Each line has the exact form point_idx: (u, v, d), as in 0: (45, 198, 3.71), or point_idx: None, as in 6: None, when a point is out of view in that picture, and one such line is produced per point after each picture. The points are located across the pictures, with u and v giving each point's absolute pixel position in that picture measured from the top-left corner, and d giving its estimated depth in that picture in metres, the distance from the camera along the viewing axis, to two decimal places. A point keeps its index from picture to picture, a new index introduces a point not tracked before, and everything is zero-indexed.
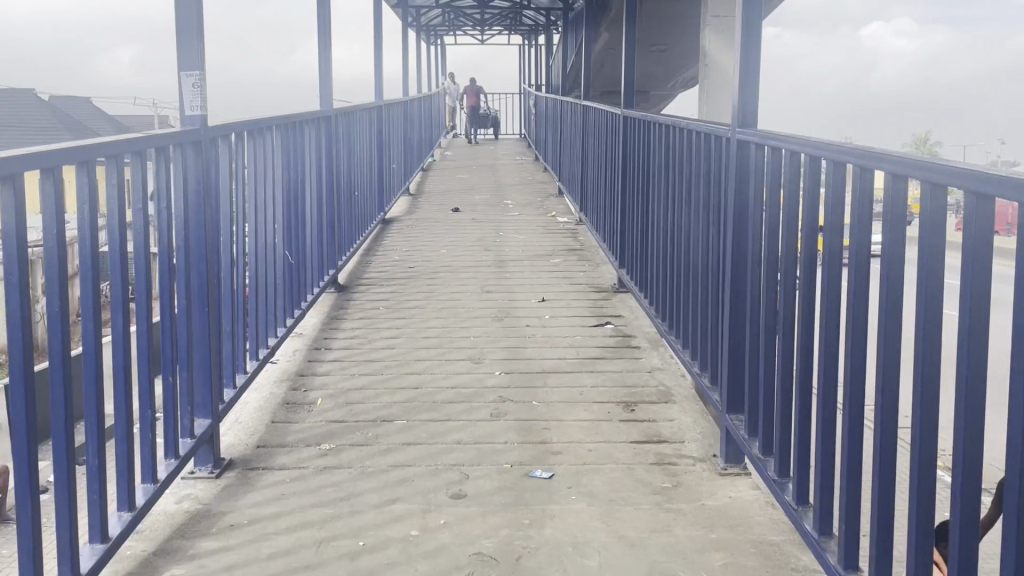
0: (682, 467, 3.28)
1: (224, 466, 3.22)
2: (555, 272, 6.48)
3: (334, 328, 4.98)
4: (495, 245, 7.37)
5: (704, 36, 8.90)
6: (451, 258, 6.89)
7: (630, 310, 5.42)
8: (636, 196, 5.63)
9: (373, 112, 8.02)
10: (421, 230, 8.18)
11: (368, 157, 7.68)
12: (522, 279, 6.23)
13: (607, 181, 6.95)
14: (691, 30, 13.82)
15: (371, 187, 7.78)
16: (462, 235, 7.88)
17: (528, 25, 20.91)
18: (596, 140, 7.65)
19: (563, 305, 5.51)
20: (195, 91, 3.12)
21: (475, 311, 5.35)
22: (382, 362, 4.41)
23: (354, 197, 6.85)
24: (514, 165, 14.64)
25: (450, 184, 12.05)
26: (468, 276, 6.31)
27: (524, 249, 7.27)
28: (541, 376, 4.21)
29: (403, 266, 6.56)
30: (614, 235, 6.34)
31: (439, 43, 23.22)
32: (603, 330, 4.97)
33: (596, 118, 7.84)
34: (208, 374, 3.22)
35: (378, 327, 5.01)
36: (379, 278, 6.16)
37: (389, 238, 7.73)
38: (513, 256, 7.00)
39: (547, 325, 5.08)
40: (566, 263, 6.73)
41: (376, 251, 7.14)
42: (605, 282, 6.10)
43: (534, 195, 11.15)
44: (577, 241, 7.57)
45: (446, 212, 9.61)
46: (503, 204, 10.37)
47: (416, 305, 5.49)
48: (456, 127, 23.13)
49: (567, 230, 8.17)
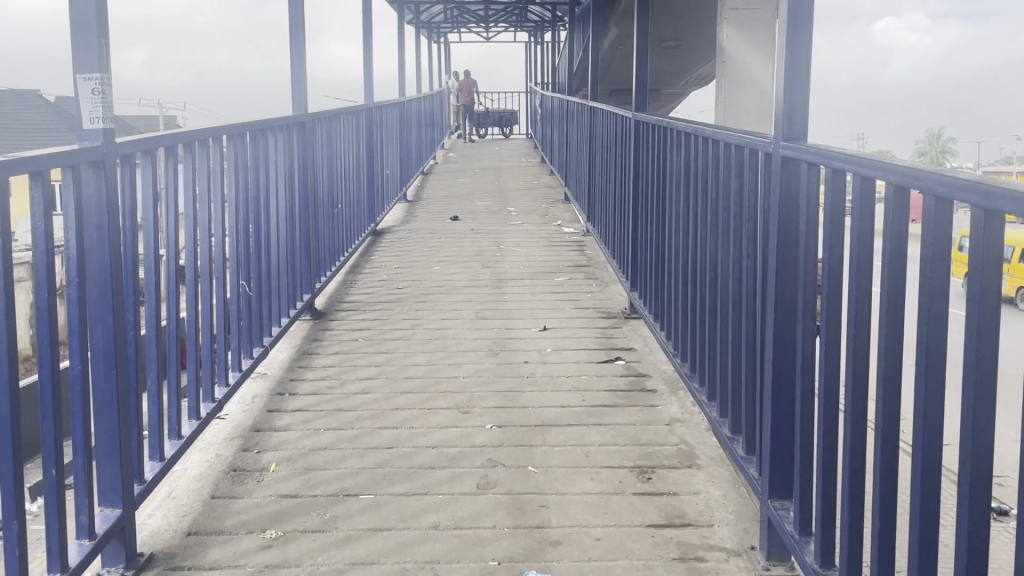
0: (712, 565, 2.64)
1: (138, 567, 2.63)
2: (559, 292, 5.82)
3: (303, 366, 4.34)
4: (493, 261, 6.72)
5: (721, 29, 8.20)
6: (444, 276, 6.24)
7: (644, 341, 4.75)
8: (648, 211, 4.98)
9: (362, 114, 7.37)
10: (415, 243, 7.54)
11: (357, 166, 7.05)
12: (522, 302, 5.57)
13: (615, 190, 6.32)
14: (705, 24, 13.11)
15: (359, 199, 7.14)
16: (459, 249, 7.22)
17: (534, 21, 20.22)
18: (604, 144, 6.99)
19: (567, 335, 4.84)
20: (96, 98, 2.51)
21: (467, 343, 4.69)
22: (353, 411, 3.76)
23: (337, 212, 6.21)
24: (518, 168, 13.97)
25: (450, 189, 11.39)
26: (461, 298, 5.66)
27: (526, 265, 6.61)
28: (540, 431, 3.56)
29: (390, 287, 5.92)
30: (624, 252, 5.68)
31: (443, 41, 22.56)
32: (612, 368, 4.31)
33: (603, 120, 7.18)
34: (116, 452, 2.59)
35: (354, 364, 4.36)
36: (362, 302, 5.52)
37: (380, 252, 7.09)
38: (514, 273, 6.34)
39: (548, 361, 4.42)
40: (571, 282, 6.07)
41: (363, 268, 6.50)
42: (615, 305, 5.44)
43: (539, 201, 10.48)
44: (584, 255, 6.91)
45: (444, 221, 8.95)
46: (505, 211, 9.71)
47: (401, 335, 4.83)
48: (460, 127, 22.46)
49: (574, 242, 7.51)
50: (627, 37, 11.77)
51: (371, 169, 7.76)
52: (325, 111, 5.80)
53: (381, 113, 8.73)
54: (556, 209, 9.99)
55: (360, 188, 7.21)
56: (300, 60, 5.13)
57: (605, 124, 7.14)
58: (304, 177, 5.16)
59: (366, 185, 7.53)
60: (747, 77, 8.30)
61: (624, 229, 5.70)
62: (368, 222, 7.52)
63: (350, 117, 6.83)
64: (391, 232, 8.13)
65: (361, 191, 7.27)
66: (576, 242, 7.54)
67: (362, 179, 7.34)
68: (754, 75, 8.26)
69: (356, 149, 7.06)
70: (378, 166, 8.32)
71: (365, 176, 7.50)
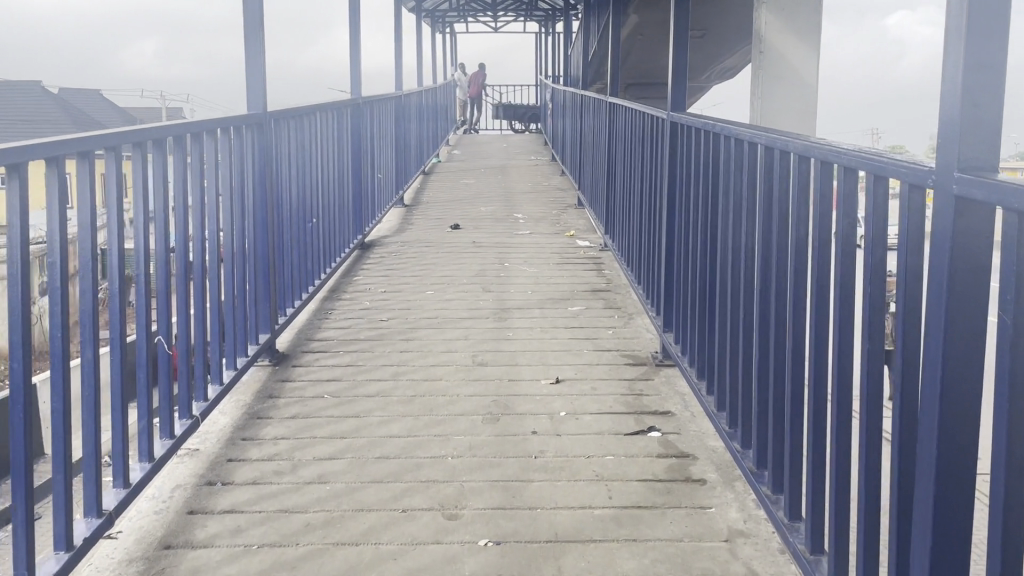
0: None
1: None
2: (574, 327, 4.84)
3: (248, 439, 3.37)
4: (497, 283, 5.73)
5: (759, 15, 7.20)
6: (437, 303, 5.27)
7: (682, 401, 3.77)
8: (686, 235, 4.03)
9: (347, 111, 6.39)
10: (407, 259, 6.55)
11: (340, 171, 6.09)
12: (528, 340, 4.60)
13: (641, 203, 5.34)
14: (730, 13, 12.08)
15: (342, 208, 6.15)
16: (457, 268, 6.23)
17: (545, 11, 19.14)
18: (626, 147, 6.00)
19: (586, 392, 3.86)
20: None
21: (459, 403, 3.72)
22: (302, 516, 2.81)
23: (311, 228, 5.24)
24: (527, 167, 12.98)
25: (452, 192, 10.40)
26: (456, 335, 4.68)
27: (534, 288, 5.63)
28: (552, 554, 2.59)
29: (370, 319, 4.95)
30: (653, 280, 4.72)
31: (450, 31, 21.59)
32: (645, 445, 3.33)
33: (623, 119, 6.19)
34: None
35: (314, 436, 3.40)
36: (335, 340, 4.56)
37: (366, 271, 6.12)
38: (519, 299, 5.36)
39: (563, 432, 3.45)
40: (588, 313, 5.08)
41: (343, 292, 5.52)
42: (641, 347, 4.46)
43: (550, 207, 9.48)
44: (603, 276, 5.93)
45: (443, 230, 7.98)
46: (512, 219, 8.72)
47: (377, 390, 3.86)
48: (467, 122, 21.42)
49: (589, 259, 6.52)
50: (648, 25, 10.75)
51: (359, 174, 6.80)
52: (296, 109, 4.86)
53: (374, 108, 7.75)
54: (568, 216, 8.98)
55: (343, 196, 6.23)
56: (259, 51, 4.16)
57: (625, 123, 6.15)
58: (265, 191, 4.20)
59: (353, 192, 6.57)
60: (788, 70, 7.26)
61: (654, 253, 4.73)
62: (352, 234, 6.53)
63: (331, 114, 5.87)
64: (381, 244, 7.15)
65: (344, 199, 6.29)
66: (592, 259, 6.56)
67: (347, 187, 6.38)
68: (796, 68, 7.22)
69: (340, 152, 6.11)
70: (367, 169, 7.34)
71: (352, 181, 6.54)
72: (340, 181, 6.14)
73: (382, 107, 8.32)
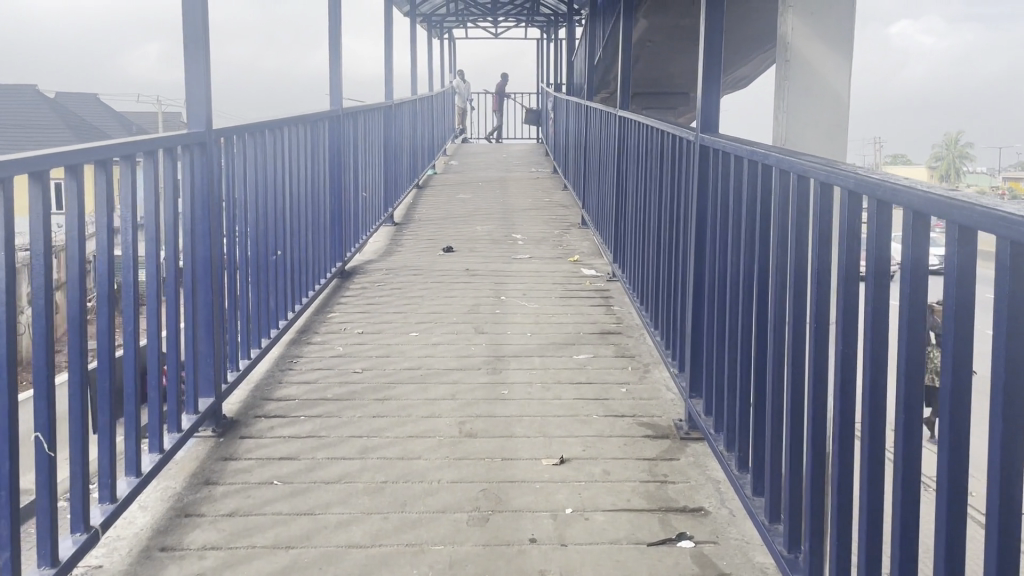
0: None
1: None
2: (581, 381, 4.11)
3: (167, 549, 2.66)
4: (491, 323, 5.00)
5: (785, 19, 6.49)
6: (421, 348, 4.54)
7: (716, 494, 3.02)
8: (712, 282, 3.33)
9: (324, 123, 5.66)
10: (391, 290, 5.82)
11: (316, 191, 5.38)
12: (527, 400, 3.87)
13: (655, 232, 4.63)
14: (745, 18, 11.38)
15: (317, 231, 5.41)
16: (448, 301, 5.50)
17: (546, 16, 18.41)
18: (637, 165, 5.29)
19: (597, 478, 3.12)
20: None
21: (440, 494, 3.00)
22: None
23: (276, 260, 4.53)
24: (527, 181, 12.25)
25: (447, 208, 9.68)
26: (441, 392, 3.95)
27: (535, 329, 4.90)
28: None
29: (342, 369, 4.22)
30: (673, 326, 4.01)
31: (449, 37, 20.92)
32: (675, 563, 2.60)
33: (635, 134, 5.46)
34: None
35: (252, 546, 2.68)
36: (297, 399, 3.83)
37: (344, 305, 5.39)
38: (517, 343, 4.63)
39: (569, 540, 2.72)
40: (597, 362, 4.35)
41: (314, 333, 4.79)
42: (662, 411, 3.73)
43: (551, 226, 8.75)
44: (612, 315, 5.20)
45: (434, 254, 7.26)
46: (510, 240, 8.00)
47: (341, 475, 3.13)
48: (465, 131, 20.70)
49: (597, 292, 5.80)
50: (658, 31, 10.04)
51: (339, 193, 6.08)
52: (258, 122, 4.19)
53: (360, 118, 7.04)
54: (571, 238, 8.26)
55: (319, 218, 5.50)
56: (203, 63, 3.42)
57: (636, 139, 5.44)
58: (211, 222, 3.50)
59: (331, 214, 5.84)
60: (818, 82, 6.54)
61: (675, 295, 4.04)
62: (330, 261, 5.80)
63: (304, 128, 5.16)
64: (365, 270, 6.42)
65: (321, 222, 5.56)
66: (599, 291, 5.83)
67: (324, 209, 5.64)
68: (828, 80, 6.49)
69: (316, 170, 5.40)
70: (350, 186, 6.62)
71: (330, 201, 5.82)
72: (315, 203, 5.41)
73: (371, 118, 7.61)
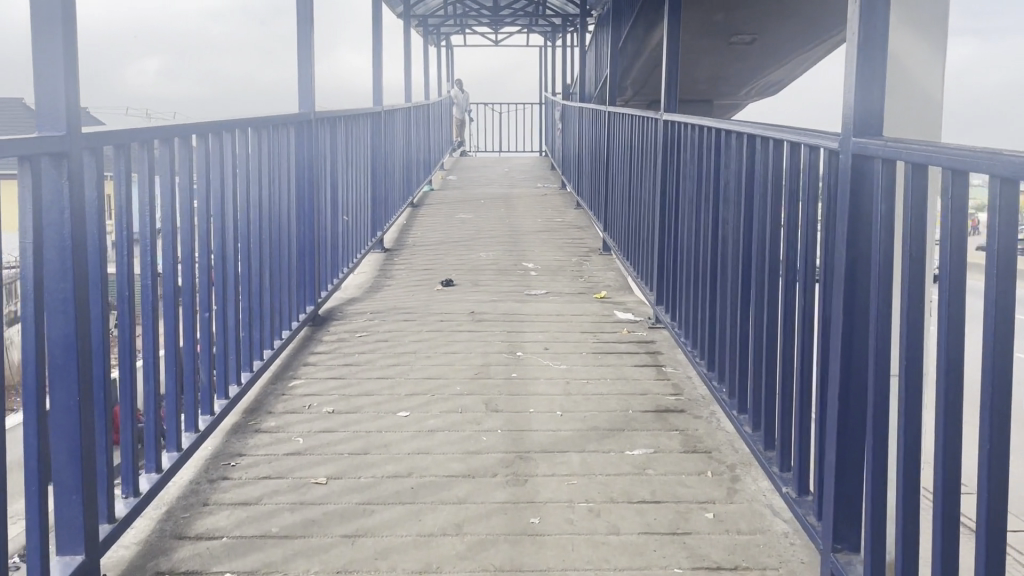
0: None
1: None
2: (643, 494, 2.83)
3: None
4: (507, 395, 3.72)
5: None
6: (412, 438, 3.26)
7: None
8: (884, 383, 2.04)
9: (287, 131, 4.34)
10: (376, 341, 4.53)
11: (275, 219, 4.08)
12: (569, 532, 2.59)
13: (734, 278, 3.35)
14: None
15: (275, 268, 4.10)
16: (449, 359, 4.22)
17: (551, 21, 17.19)
18: (699, 184, 3.99)
19: None
20: None
21: None
22: None
23: (201, 320, 3.22)
24: (533, 198, 10.99)
25: (445, 231, 8.39)
26: (443, 517, 2.67)
27: (566, 404, 3.62)
28: None
29: (297, 477, 2.94)
30: (783, 424, 2.73)
31: (447, 45, 19.72)
32: None
33: (694, 143, 4.17)
34: None
35: None
36: (225, 538, 2.55)
37: (313, 366, 4.11)
38: (545, 429, 3.35)
39: None
40: (661, 461, 3.06)
41: (268, 414, 3.51)
42: (777, 559, 2.45)
43: (567, 253, 7.48)
44: (666, 380, 3.92)
45: (430, 290, 5.98)
46: (521, 271, 6.73)
47: None
48: (463, 145, 19.44)
49: (638, 344, 4.52)
50: (688, 30, 8.78)
51: (310, 218, 4.79)
52: (178, 125, 2.89)
53: (340, 124, 5.76)
54: (591, 267, 6.99)
55: (279, 252, 4.19)
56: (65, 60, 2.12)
57: (694, 151, 4.15)
58: (77, 286, 2.18)
59: (298, 245, 4.54)
60: None
61: (782, 378, 2.75)
62: (296, 305, 4.50)
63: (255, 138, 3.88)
64: (344, 312, 5.14)
65: (282, 256, 4.25)
66: (641, 341, 4.54)
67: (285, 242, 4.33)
68: None
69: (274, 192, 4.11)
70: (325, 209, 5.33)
71: (296, 230, 4.52)
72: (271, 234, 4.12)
73: (355, 126, 6.34)
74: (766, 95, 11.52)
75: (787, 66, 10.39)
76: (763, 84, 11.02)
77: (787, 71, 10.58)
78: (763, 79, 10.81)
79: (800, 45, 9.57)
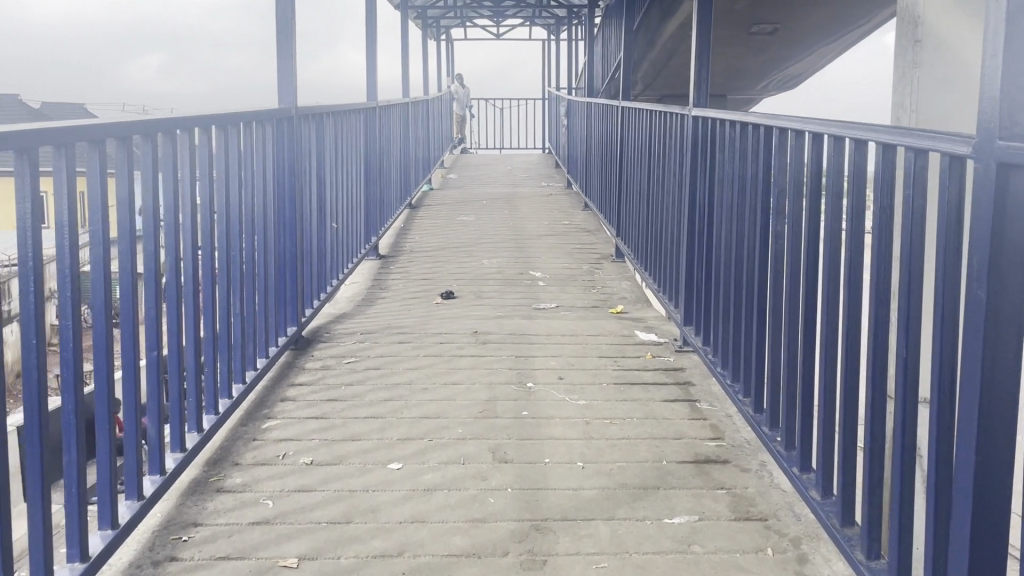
0: None
1: None
2: None
3: None
4: (518, 440, 3.16)
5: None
6: (406, 500, 2.70)
7: None
8: None
9: (263, 129, 3.77)
10: (365, 368, 3.96)
11: (246, 232, 3.53)
12: None
13: (795, 308, 2.81)
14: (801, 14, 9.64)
15: (247, 288, 3.55)
16: (449, 392, 3.66)
17: (554, 14, 16.61)
18: (741, 192, 3.44)
19: None
20: None
21: None
22: None
23: (147, 362, 2.66)
24: (538, 199, 10.42)
25: (446, 235, 7.82)
26: None
27: (588, 452, 3.07)
28: None
29: (264, 558, 2.39)
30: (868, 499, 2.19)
31: (446, 38, 19.14)
32: None
33: (735, 143, 3.61)
34: None
35: None
36: None
37: (292, 402, 3.55)
38: (565, 488, 2.79)
39: None
40: (708, 535, 2.52)
41: (233, 467, 2.95)
42: None
43: (577, 260, 6.92)
44: (702, 420, 3.37)
45: (428, 304, 5.42)
46: (528, 281, 6.17)
47: None
48: (464, 142, 18.86)
49: (665, 371, 3.96)
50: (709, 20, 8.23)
51: (293, 227, 4.23)
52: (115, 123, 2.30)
53: (328, 120, 5.19)
54: (604, 276, 6.43)
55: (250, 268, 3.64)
56: None
57: (734, 153, 3.59)
58: None
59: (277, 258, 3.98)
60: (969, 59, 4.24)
61: (870, 442, 2.22)
62: (274, 327, 3.95)
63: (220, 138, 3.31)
64: (331, 332, 4.57)
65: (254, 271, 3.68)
66: (668, 369, 3.98)
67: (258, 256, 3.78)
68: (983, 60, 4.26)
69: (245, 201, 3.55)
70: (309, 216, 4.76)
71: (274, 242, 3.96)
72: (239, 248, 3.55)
73: (346, 122, 5.78)
74: (783, 89, 10.97)
75: (807, 60, 9.87)
76: (781, 78, 10.46)
77: (807, 63, 10.02)
78: (781, 73, 10.26)
79: (823, 36, 9.02)
